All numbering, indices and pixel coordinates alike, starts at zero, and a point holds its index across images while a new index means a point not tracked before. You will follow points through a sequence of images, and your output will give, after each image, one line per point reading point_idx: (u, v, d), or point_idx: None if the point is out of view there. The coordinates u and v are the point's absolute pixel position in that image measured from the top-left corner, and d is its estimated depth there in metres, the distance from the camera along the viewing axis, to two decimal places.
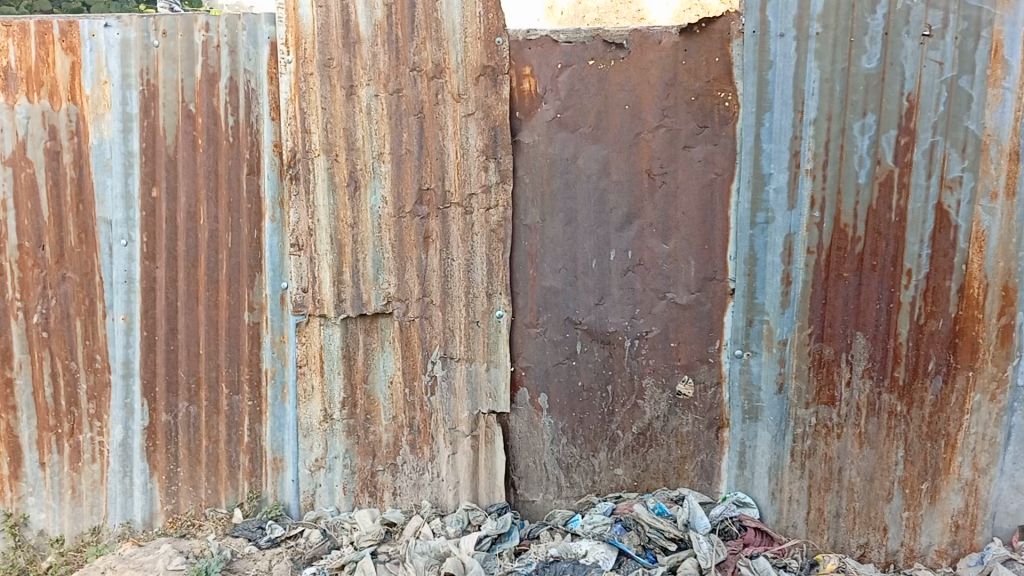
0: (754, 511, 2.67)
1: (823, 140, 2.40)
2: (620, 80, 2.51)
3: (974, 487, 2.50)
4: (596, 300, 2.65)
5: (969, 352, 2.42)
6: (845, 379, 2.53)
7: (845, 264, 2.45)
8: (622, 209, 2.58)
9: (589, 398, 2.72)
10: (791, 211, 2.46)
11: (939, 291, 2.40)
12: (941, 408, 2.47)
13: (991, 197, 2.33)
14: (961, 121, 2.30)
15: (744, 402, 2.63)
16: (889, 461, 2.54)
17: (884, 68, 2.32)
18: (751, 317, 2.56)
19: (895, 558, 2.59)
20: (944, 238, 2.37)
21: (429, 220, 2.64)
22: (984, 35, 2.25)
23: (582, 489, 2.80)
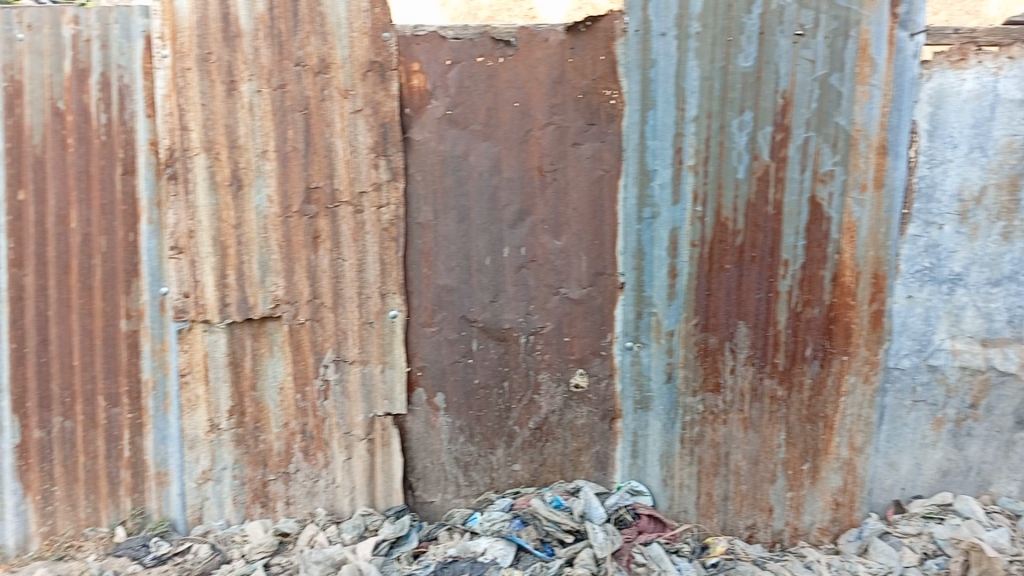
0: (648, 498, 2.75)
1: (704, 137, 2.48)
2: (509, 77, 2.51)
3: (852, 466, 2.64)
4: (490, 297, 2.64)
5: (844, 337, 2.55)
6: (729, 366, 2.62)
7: (727, 256, 2.54)
8: (514, 205, 2.58)
9: (485, 396, 2.72)
10: (676, 205, 2.54)
11: (814, 280, 2.52)
12: (819, 391, 2.60)
13: (861, 189, 2.45)
14: (832, 117, 2.41)
15: (635, 392, 2.70)
16: (772, 443, 2.66)
17: (759, 66, 2.41)
18: (640, 309, 2.64)
19: (781, 537, 2.72)
20: (817, 230, 2.49)
21: (317, 220, 2.56)
22: (852, 34, 2.35)
23: (481, 487, 2.79)
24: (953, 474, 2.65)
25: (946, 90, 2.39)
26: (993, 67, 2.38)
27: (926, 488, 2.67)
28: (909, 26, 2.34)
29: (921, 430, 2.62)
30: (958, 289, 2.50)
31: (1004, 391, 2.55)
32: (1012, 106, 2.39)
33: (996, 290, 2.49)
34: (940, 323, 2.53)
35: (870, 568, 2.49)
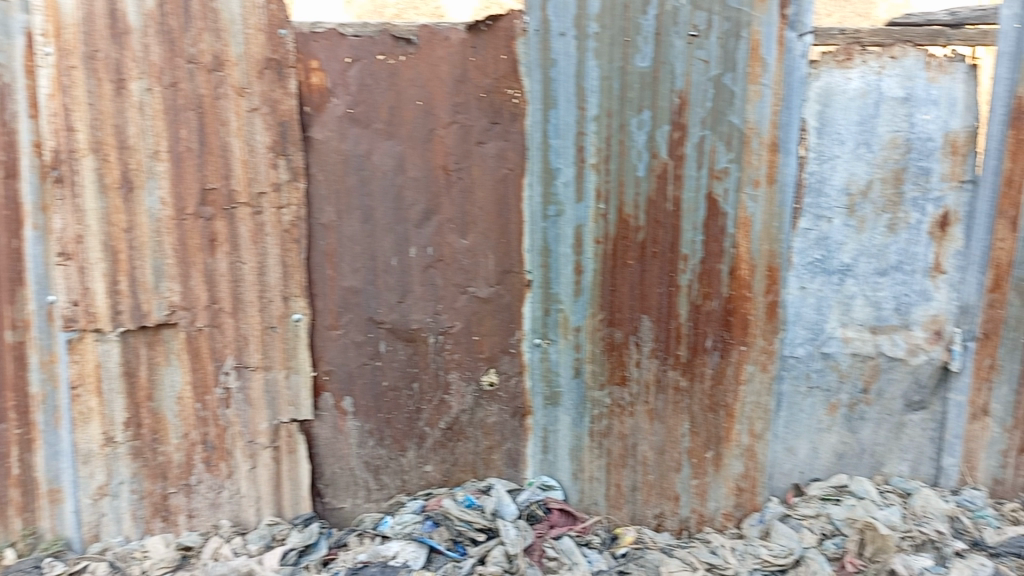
0: (559, 492, 2.80)
1: (605, 136, 2.52)
2: (411, 76, 2.48)
3: (752, 452, 2.74)
4: (397, 298, 2.62)
5: (742, 328, 2.64)
6: (634, 360, 2.68)
7: (629, 252, 2.59)
8: (420, 205, 2.56)
9: (395, 398, 2.69)
10: (579, 203, 2.57)
11: (712, 274, 2.60)
12: (720, 381, 2.68)
13: (755, 185, 2.53)
14: (725, 116, 2.48)
15: (544, 388, 2.73)
16: (677, 433, 2.73)
17: (656, 66, 2.46)
18: (547, 306, 2.66)
19: (687, 524, 2.81)
20: (714, 225, 2.56)
21: (214, 222, 2.48)
22: (744, 35, 2.43)
23: (393, 489, 2.76)
24: (848, 456, 2.79)
25: (834, 88, 2.50)
26: (877, 66, 2.50)
27: (824, 470, 2.79)
28: (797, 27, 2.43)
29: (817, 415, 2.74)
30: (848, 279, 2.62)
31: (892, 375, 2.69)
32: (895, 103, 2.52)
33: (883, 279, 2.62)
34: (832, 312, 2.65)
35: (772, 551, 2.58)
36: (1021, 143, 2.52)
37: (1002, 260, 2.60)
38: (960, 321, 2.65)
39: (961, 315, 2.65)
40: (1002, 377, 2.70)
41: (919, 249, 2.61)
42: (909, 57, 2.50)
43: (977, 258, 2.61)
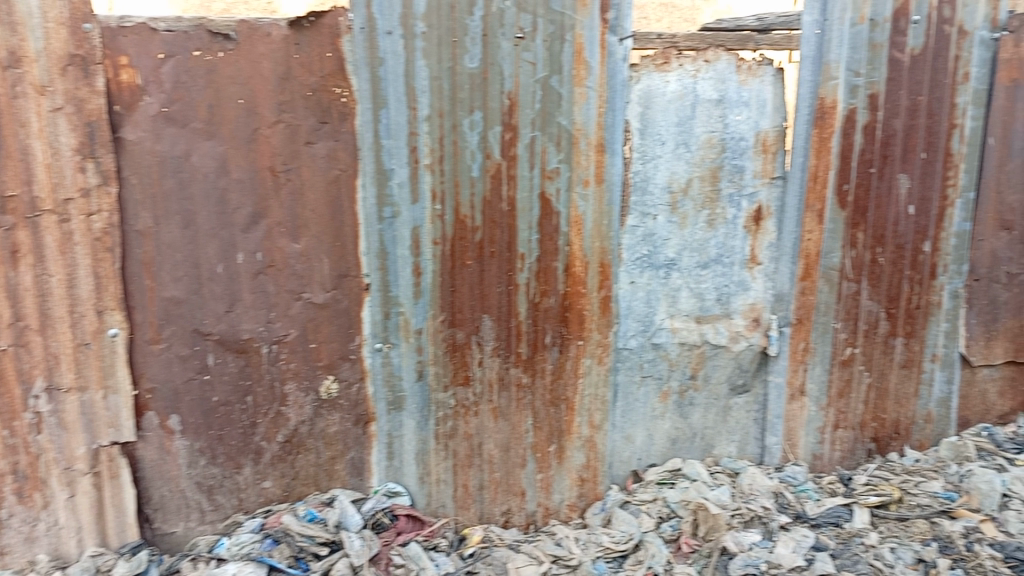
0: (406, 498, 2.76)
1: (438, 136, 2.50)
2: (231, 73, 2.36)
3: (593, 443, 2.87)
4: (225, 307, 2.49)
5: (578, 323, 2.74)
6: (477, 359, 2.70)
7: (468, 252, 2.60)
8: (247, 208, 2.45)
9: (227, 413, 2.57)
10: (415, 204, 2.54)
11: (548, 271, 2.67)
12: (560, 375, 2.77)
13: (584, 184, 2.63)
14: (554, 117, 2.55)
15: (387, 393, 2.69)
16: (521, 429, 2.79)
17: (485, 67, 2.48)
18: (387, 310, 2.61)
19: (534, 518, 2.89)
20: (548, 224, 2.63)
21: (15, 232, 2.26)
22: (568, 38, 2.50)
23: (228, 509, 2.64)
24: (681, 441, 2.99)
25: (653, 92, 2.65)
26: (692, 69, 2.67)
27: (659, 456, 2.98)
28: (618, 31, 2.53)
29: (651, 403, 2.92)
30: (673, 273, 2.81)
31: (718, 361, 2.92)
32: (709, 105, 2.71)
33: (705, 272, 2.84)
34: (660, 304, 2.83)
35: (613, 538, 2.71)
36: (824, 142, 2.76)
37: (811, 250, 2.85)
38: (776, 309, 2.90)
39: (777, 303, 2.90)
40: (815, 359, 2.96)
41: (736, 243, 2.84)
42: (721, 61, 2.69)
43: (789, 249, 2.85)
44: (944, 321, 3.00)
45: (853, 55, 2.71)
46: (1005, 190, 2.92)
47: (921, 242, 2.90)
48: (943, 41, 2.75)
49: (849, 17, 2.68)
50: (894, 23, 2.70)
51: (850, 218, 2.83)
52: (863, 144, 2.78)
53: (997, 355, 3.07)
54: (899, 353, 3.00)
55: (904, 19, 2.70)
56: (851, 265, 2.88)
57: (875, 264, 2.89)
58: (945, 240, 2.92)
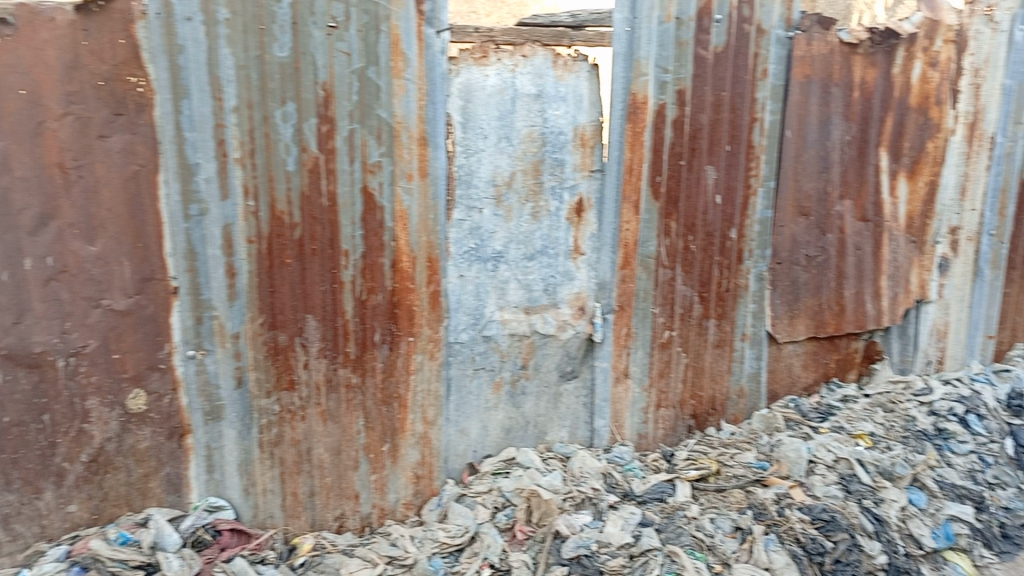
0: (229, 512, 2.63)
1: (247, 128, 2.38)
2: (9, 60, 2.13)
3: (427, 439, 2.85)
4: (13, 319, 2.25)
5: (408, 320, 2.71)
6: (302, 362, 2.60)
7: (286, 250, 2.50)
8: (33, 209, 2.22)
9: (21, 434, 2.33)
10: (224, 201, 2.40)
11: (374, 268, 2.62)
12: (391, 373, 2.73)
13: (408, 178, 2.59)
14: (373, 109, 2.50)
15: (204, 403, 2.53)
16: (352, 431, 2.72)
17: (296, 56, 2.38)
18: (200, 314, 2.46)
19: (369, 521, 2.83)
20: (372, 219, 2.58)
21: None
22: (383, 28, 2.46)
23: (29, 538, 2.41)
24: (515, 430, 3.04)
25: (474, 85, 2.66)
26: (511, 64, 2.70)
27: (494, 447, 3.02)
28: (434, 23, 2.52)
29: (484, 395, 2.95)
30: (501, 265, 2.85)
31: (546, 350, 2.98)
32: (529, 99, 2.75)
33: (531, 264, 2.89)
34: (489, 297, 2.85)
35: (449, 532, 2.70)
36: (637, 136, 2.88)
37: (628, 240, 2.97)
38: (599, 297, 3.00)
39: (599, 291, 3.00)
40: (637, 343, 3.09)
41: (560, 234, 2.91)
42: (538, 56, 2.74)
43: (609, 239, 2.96)
44: (751, 303, 3.23)
45: (661, 52, 2.85)
46: (802, 178, 3.17)
47: (729, 229, 3.11)
48: (743, 39, 2.94)
49: (656, 16, 2.81)
50: (698, 21, 2.87)
51: (663, 208, 2.98)
52: (673, 138, 2.93)
53: (799, 332, 3.34)
54: (713, 334, 3.20)
55: (707, 18, 2.87)
56: (666, 253, 3.03)
57: (688, 252, 3.06)
58: (749, 227, 3.14)
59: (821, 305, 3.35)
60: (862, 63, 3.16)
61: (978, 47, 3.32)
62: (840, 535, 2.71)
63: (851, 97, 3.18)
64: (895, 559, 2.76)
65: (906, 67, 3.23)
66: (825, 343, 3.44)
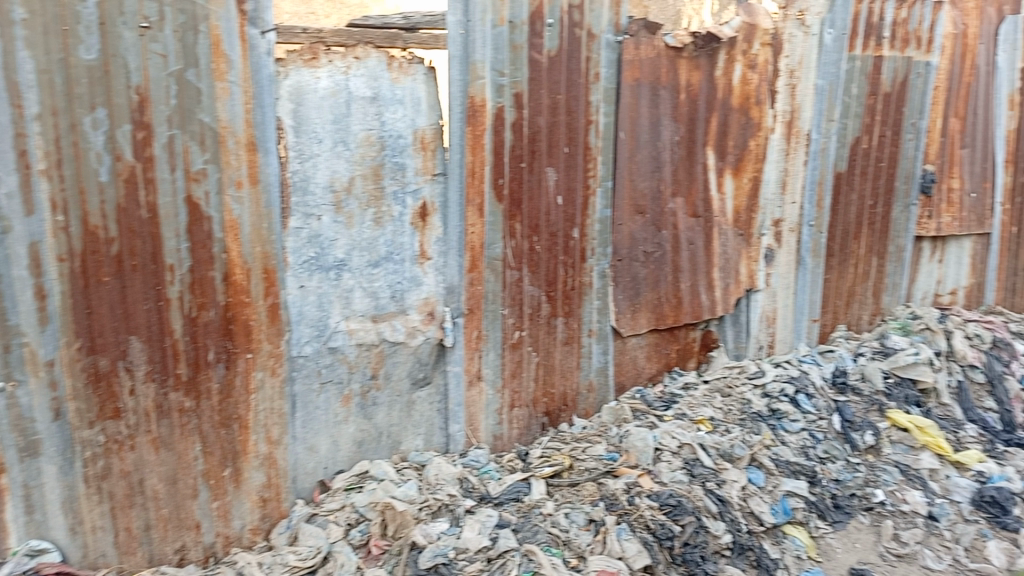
0: (55, 554, 2.39)
1: (53, 137, 2.17)
2: None
3: (272, 460, 2.73)
4: None
5: (244, 336, 2.57)
6: (127, 388, 2.40)
7: (103, 268, 2.30)
8: None
9: None
10: (29, 217, 2.18)
11: (205, 282, 2.47)
12: (229, 393, 2.58)
13: (237, 186, 2.46)
14: (194, 114, 2.35)
15: (17, 439, 2.28)
16: (188, 457, 2.55)
17: (106, 59, 2.20)
18: (6, 343, 2.21)
19: (212, 551, 2.67)
20: (199, 230, 2.43)
21: None
22: (202, 29, 2.32)
23: None
24: (367, 443, 2.96)
25: (304, 87, 2.56)
26: (343, 66, 2.63)
27: (346, 461, 2.93)
28: (258, 24, 2.41)
29: (332, 409, 2.85)
30: (344, 273, 2.76)
31: (396, 358, 2.92)
32: (364, 103, 2.69)
33: (376, 271, 2.83)
34: (333, 307, 2.76)
35: (299, 555, 2.59)
36: (477, 138, 2.88)
37: (474, 243, 2.97)
38: (448, 301, 2.97)
39: (448, 295, 2.97)
40: (488, 345, 3.10)
41: (405, 240, 2.86)
42: (372, 58, 2.68)
43: (455, 243, 2.94)
44: (596, 300, 3.32)
45: (496, 55, 2.86)
46: (636, 178, 3.30)
47: (571, 229, 3.17)
48: (575, 43, 3.02)
49: (490, 19, 2.81)
50: (532, 25, 2.90)
51: (507, 210, 3.00)
52: (513, 141, 2.96)
53: (642, 325, 3.47)
54: (561, 332, 3.26)
55: (540, 22, 2.92)
56: (512, 255, 3.06)
57: (533, 252, 3.10)
58: (590, 227, 3.22)
59: (660, 298, 3.49)
60: (687, 66, 3.32)
61: (792, 50, 3.58)
62: (687, 518, 2.85)
63: (678, 98, 3.33)
64: (740, 537, 2.92)
65: (728, 70, 3.43)
66: (666, 334, 3.59)
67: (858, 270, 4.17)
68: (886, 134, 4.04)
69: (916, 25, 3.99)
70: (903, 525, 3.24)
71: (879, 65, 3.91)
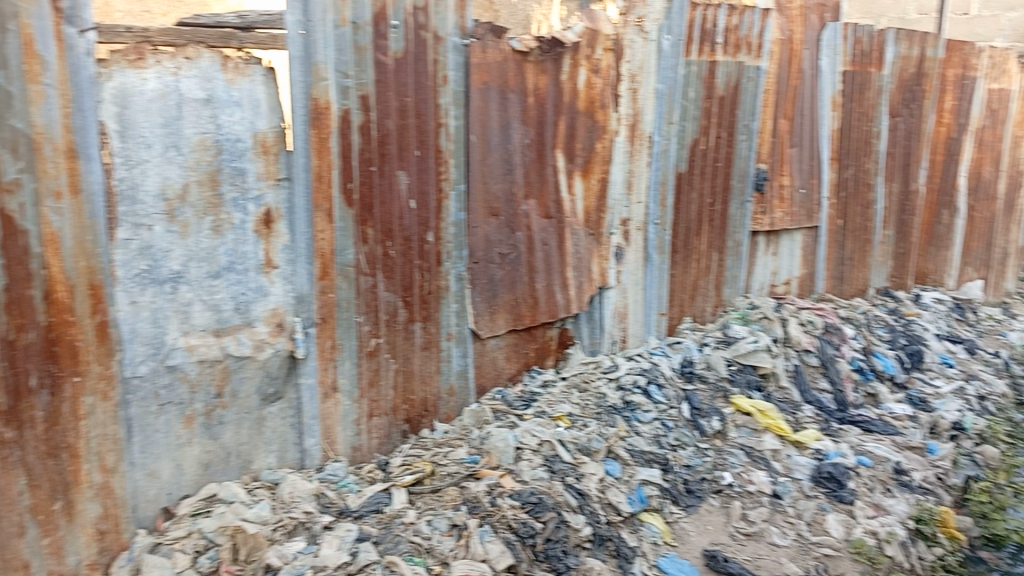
0: None
1: None
2: None
3: (108, 489, 2.53)
4: None
5: (71, 358, 2.36)
6: None
7: None
8: None
9: None
10: None
11: (22, 302, 2.24)
12: (55, 421, 2.36)
13: (56, 197, 2.26)
14: (3, 119, 2.13)
15: None
16: (12, 493, 2.30)
17: None
18: None
19: None
20: (13, 245, 2.20)
21: None
22: (11, 27, 2.11)
23: None
24: (214, 464, 2.81)
25: (129, 90, 2.39)
26: (172, 67, 2.47)
27: (192, 485, 2.76)
28: (75, 22, 2.23)
29: (173, 431, 2.68)
30: (181, 286, 2.60)
31: (243, 373, 2.79)
32: (197, 105, 2.54)
33: (217, 282, 2.68)
34: (170, 323, 2.60)
35: None
36: (323, 142, 2.79)
37: (324, 250, 2.88)
38: (298, 311, 2.87)
39: (298, 305, 2.87)
40: (343, 355, 3.01)
41: (248, 248, 2.74)
42: (204, 58, 2.54)
43: (303, 251, 2.84)
44: (453, 303, 3.31)
45: (339, 57, 2.78)
46: (489, 180, 3.31)
47: (425, 233, 3.14)
48: (421, 46, 2.99)
49: (331, 19, 2.74)
50: (375, 27, 2.85)
51: (357, 215, 2.93)
52: (360, 144, 2.89)
53: (500, 327, 3.49)
54: (419, 337, 3.22)
55: (384, 23, 2.87)
56: (365, 261, 2.99)
57: (387, 257, 3.05)
58: (444, 230, 3.21)
59: (516, 299, 3.52)
60: (533, 70, 3.37)
61: (633, 55, 3.72)
62: (547, 515, 2.89)
63: (527, 102, 3.38)
64: (599, 529, 2.99)
65: (572, 74, 3.51)
66: (524, 334, 3.63)
67: (701, 264, 4.38)
68: (722, 135, 4.27)
69: (746, 31, 4.24)
70: (750, 504, 3.42)
71: (714, 70, 4.12)
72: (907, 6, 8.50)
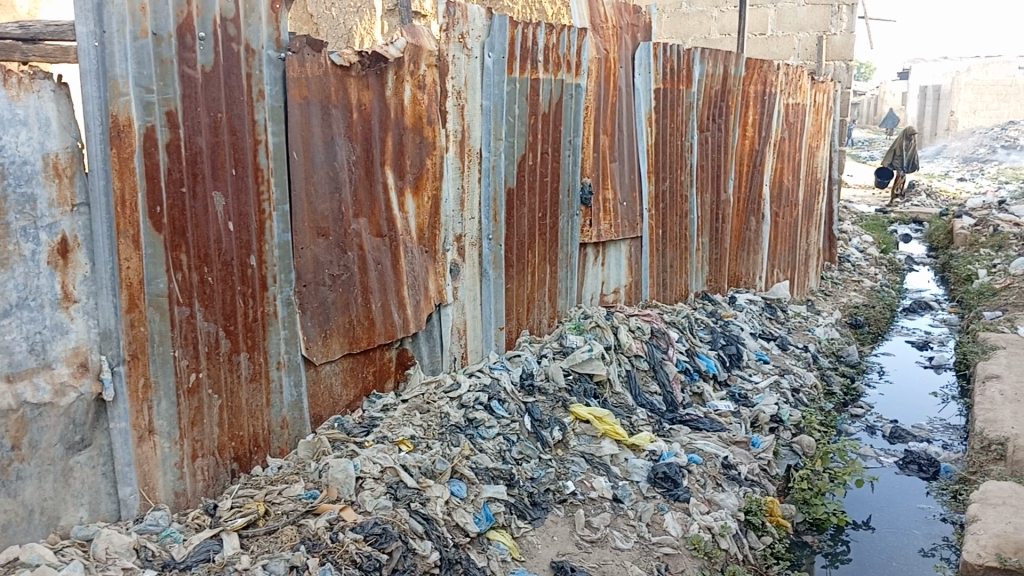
0: None
1: None
2: None
3: None
4: None
5: None
6: None
7: None
8: None
9: None
10: None
11: None
12: None
13: None
14: None
15: None
16: None
17: None
18: None
19: None
20: None
21: None
22: None
23: None
24: (14, 525, 2.47)
25: None
26: None
27: None
28: None
29: None
30: None
31: (43, 422, 2.49)
32: None
33: (7, 321, 2.39)
34: None
35: None
36: (125, 162, 2.55)
37: (132, 279, 2.62)
38: (103, 348, 2.60)
39: (104, 341, 2.60)
40: (159, 393, 2.74)
41: (41, 282, 2.46)
42: None
43: (106, 282, 2.58)
44: (282, 330, 3.12)
45: (139, 70, 2.55)
46: (315, 200, 3.18)
47: (247, 256, 2.95)
48: (232, 59, 2.81)
49: (129, 30, 2.51)
50: (180, 38, 2.64)
51: (168, 240, 2.69)
52: (169, 164, 2.66)
53: (334, 351, 3.34)
54: (246, 368, 3.01)
55: (189, 34, 2.67)
56: (179, 289, 2.75)
57: (204, 285, 2.82)
58: (269, 253, 3.03)
59: (351, 322, 3.39)
60: (356, 85, 3.28)
61: (457, 71, 3.71)
62: (393, 544, 2.79)
63: (351, 118, 3.28)
64: (446, 552, 2.92)
65: (397, 90, 3.43)
66: (361, 357, 3.50)
67: (537, 277, 4.42)
68: (548, 150, 4.35)
69: (565, 50, 4.34)
70: (593, 511, 3.48)
71: (537, 87, 4.19)
72: (710, 27, 9.15)
